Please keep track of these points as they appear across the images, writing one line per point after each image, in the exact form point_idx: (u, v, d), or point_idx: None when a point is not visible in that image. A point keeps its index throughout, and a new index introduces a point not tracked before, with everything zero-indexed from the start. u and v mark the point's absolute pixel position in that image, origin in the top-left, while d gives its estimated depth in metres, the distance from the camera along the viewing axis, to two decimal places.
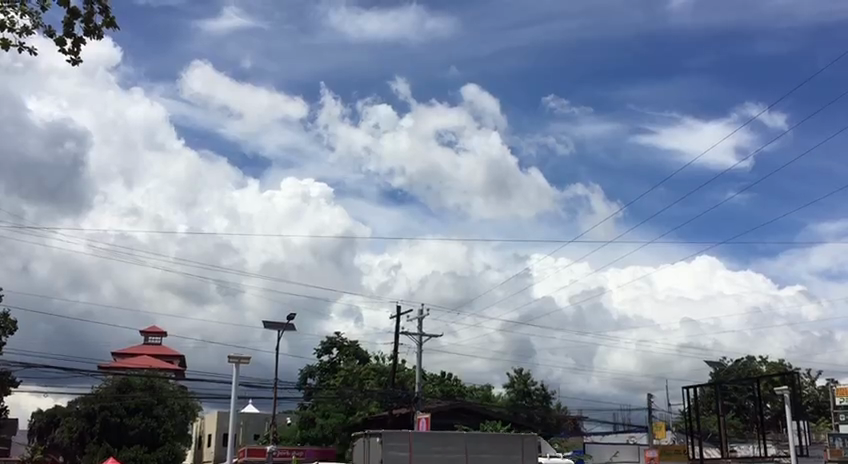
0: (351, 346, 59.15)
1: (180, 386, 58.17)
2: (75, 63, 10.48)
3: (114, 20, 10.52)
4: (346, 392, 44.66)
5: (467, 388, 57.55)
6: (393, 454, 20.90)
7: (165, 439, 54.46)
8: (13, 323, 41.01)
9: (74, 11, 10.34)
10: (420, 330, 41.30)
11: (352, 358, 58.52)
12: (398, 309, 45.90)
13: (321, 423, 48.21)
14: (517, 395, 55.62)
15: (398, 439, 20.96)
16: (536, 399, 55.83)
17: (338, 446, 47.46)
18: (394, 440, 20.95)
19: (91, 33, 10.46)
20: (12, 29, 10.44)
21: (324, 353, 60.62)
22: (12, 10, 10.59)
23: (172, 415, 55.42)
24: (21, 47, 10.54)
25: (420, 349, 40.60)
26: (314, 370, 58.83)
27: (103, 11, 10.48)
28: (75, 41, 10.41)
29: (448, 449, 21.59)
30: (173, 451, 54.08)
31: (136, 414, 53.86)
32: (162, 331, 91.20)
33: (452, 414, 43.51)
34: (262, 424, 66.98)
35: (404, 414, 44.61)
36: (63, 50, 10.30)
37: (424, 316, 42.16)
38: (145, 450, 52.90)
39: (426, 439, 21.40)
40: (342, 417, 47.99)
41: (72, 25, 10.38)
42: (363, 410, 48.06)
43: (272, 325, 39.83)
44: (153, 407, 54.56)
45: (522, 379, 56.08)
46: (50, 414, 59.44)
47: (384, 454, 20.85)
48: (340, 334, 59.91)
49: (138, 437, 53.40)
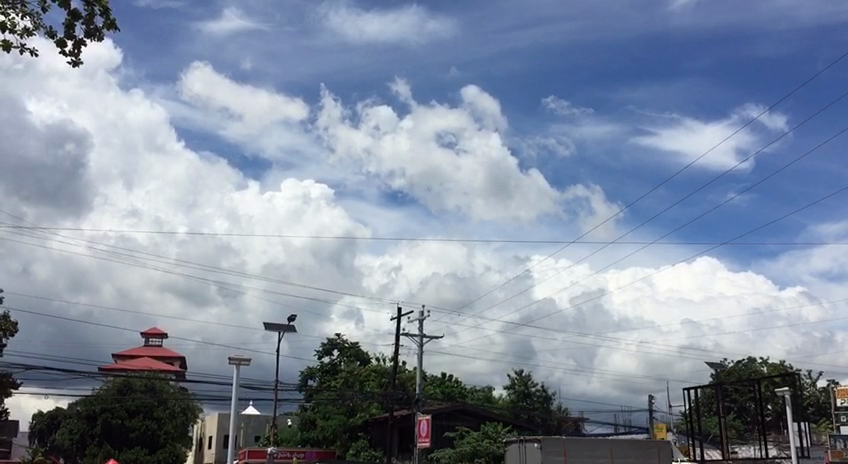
0: (352, 348, 59.12)
1: (180, 387, 58.21)
2: (76, 65, 10.47)
3: (114, 22, 10.51)
4: (347, 394, 44.55)
5: (468, 389, 57.51)
6: (552, 453, 28.17)
7: (166, 441, 54.39)
8: (13, 325, 41.00)
9: (75, 13, 10.33)
10: (420, 331, 41.33)
11: (352, 359, 58.51)
12: (399, 309, 45.77)
13: (321, 424, 48.16)
14: (518, 396, 55.58)
15: (554, 447, 28.18)
16: (537, 401, 55.80)
17: (338, 447, 47.44)
18: (552, 445, 28.19)
19: (92, 35, 10.45)
20: (13, 31, 10.42)
21: (324, 354, 60.59)
22: (13, 12, 10.57)
23: (173, 417, 55.37)
24: (22, 49, 10.52)
25: (420, 350, 40.59)
26: (315, 372, 58.82)
27: (103, 13, 10.47)
28: (76, 43, 10.40)
29: (596, 452, 28.79)
30: (174, 453, 54.10)
31: (137, 416, 53.84)
32: (162, 333, 91.20)
33: (453, 416, 43.48)
34: (262, 426, 66.95)
35: (404, 415, 44.59)
36: (64, 52, 10.28)
37: (424, 317, 42.15)
38: (146, 452, 52.92)
39: (579, 445, 28.74)
40: (343, 418, 47.96)
41: (73, 27, 10.37)
42: (363, 411, 47.89)
43: (273, 326, 39.85)
44: (153, 409, 54.51)
45: (522, 381, 56.03)
46: (50, 416, 59.37)
47: (545, 455, 28.04)
48: (341, 335, 59.87)
49: (138, 439, 53.40)
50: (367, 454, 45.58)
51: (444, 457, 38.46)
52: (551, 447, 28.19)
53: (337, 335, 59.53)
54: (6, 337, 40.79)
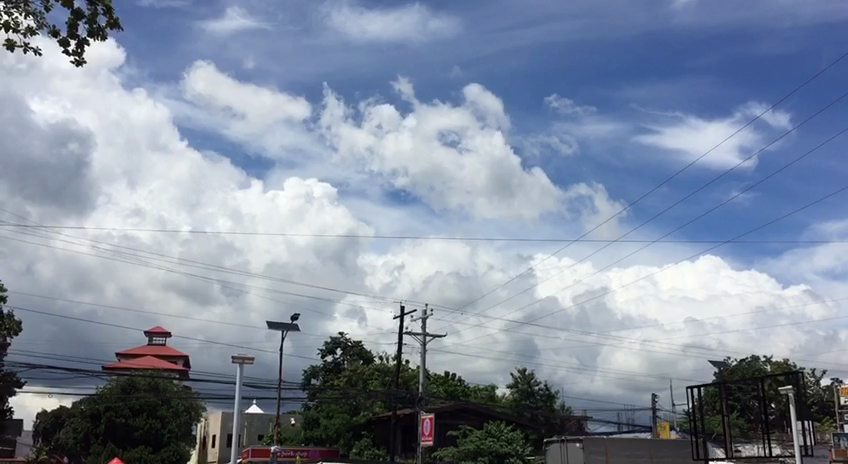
0: (356, 346, 59.17)
1: (184, 386, 58.31)
2: (79, 65, 10.50)
3: (117, 21, 10.53)
4: (350, 392, 44.61)
5: (471, 388, 57.54)
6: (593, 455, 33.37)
7: (170, 440, 54.47)
8: (17, 325, 41.11)
9: (78, 12, 10.35)
10: (423, 329, 41.37)
11: (355, 358, 58.56)
12: (402, 308, 45.81)
13: (325, 423, 48.24)
14: (521, 395, 55.60)
15: (596, 447, 33.35)
16: (540, 399, 55.85)
17: (341, 446, 47.51)
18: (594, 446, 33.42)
19: (95, 34, 10.47)
20: (16, 30, 10.46)
21: (328, 353, 60.65)
22: (16, 11, 10.60)
23: (177, 416, 55.46)
24: (26, 48, 10.58)
25: (424, 349, 40.64)
26: (318, 371, 58.89)
27: (106, 11, 10.49)
28: (79, 43, 10.43)
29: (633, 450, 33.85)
30: (178, 451, 54.17)
31: (140, 415, 53.93)
32: (166, 332, 91.37)
33: (457, 415, 43.55)
34: (265, 425, 67.05)
35: (408, 414, 44.63)
36: (66, 51, 10.31)
37: (427, 316, 42.20)
38: (150, 450, 53.01)
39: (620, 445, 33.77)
40: (346, 417, 48.03)
41: (76, 26, 10.39)
42: (367, 410, 48.10)
43: (276, 325, 39.92)
44: (157, 408, 54.61)
45: (525, 379, 56.06)
46: (55, 415, 59.51)
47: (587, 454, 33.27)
48: (344, 334, 59.92)
49: (142, 437, 53.50)
50: (371, 453, 45.63)
51: (447, 456, 38.50)
52: (593, 447, 33.42)
53: (340, 334, 59.59)
54: (10, 336, 40.87)
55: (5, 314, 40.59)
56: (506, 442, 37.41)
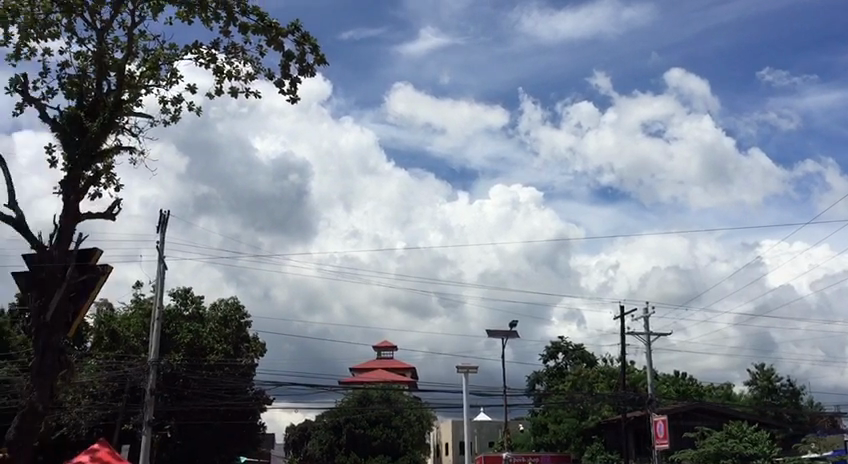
0: (577, 350, 58.30)
1: (414, 396, 60.62)
2: (293, 101, 11.21)
3: (323, 57, 11.14)
4: (577, 397, 43.98)
5: (705, 387, 54.68)
6: None
7: (406, 450, 56.55)
8: (262, 346, 44.64)
9: (289, 54, 11.08)
10: (646, 328, 39.89)
11: (578, 362, 57.73)
12: (623, 307, 44.46)
13: (554, 428, 48.09)
14: (762, 392, 52.08)
15: None
16: (784, 396, 51.95)
17: (573, 451, 46.94)
18: None
19: (305, 71, 11.14)
20: (237, 78, 11.37)
21: (549, 358, 60.30)
22: (236, 60, 11.55)
23: (410, 425, 57.64)
24: (248, 93, 11.50)
25: (648, 348, 39.21)
26: (542, 376, 58.64)
27: (312, 49, 11.13)
28: (292, 82, 11.15)
29: None
30: (414, 459, 56.23)
31: (377, 425, 56.69)
32: (392, 346, 95.46)
33: (690, 416, 41.64)
34: (495, 432, 67.91)
35: (639, 416, 43.22)
36: (283, 91, 11.05)
37: (649, 313, 40.57)
38: (389, 459, 55.43)
39: None
40: (575, 422, 47.37)
41: (288, 67, 11.13)
42: (595, 414, 46.91)
43: (495, 333, 40.33)
44: (391, 419, 57.14)
45: (766, 375, 52.43)
46: (302, 428, 64.12)
47: None
48: (564, 338, 59.29)
49: (381, 447, 56.10)
50: (604, 457, 44.72)
51: (686, 458, 36.68)
52: None
53: (561, 338, 59.01)
54: (257, 357, 44.40)
55: (250, 337, 44.30)
56: (751, 443, 34.95)
